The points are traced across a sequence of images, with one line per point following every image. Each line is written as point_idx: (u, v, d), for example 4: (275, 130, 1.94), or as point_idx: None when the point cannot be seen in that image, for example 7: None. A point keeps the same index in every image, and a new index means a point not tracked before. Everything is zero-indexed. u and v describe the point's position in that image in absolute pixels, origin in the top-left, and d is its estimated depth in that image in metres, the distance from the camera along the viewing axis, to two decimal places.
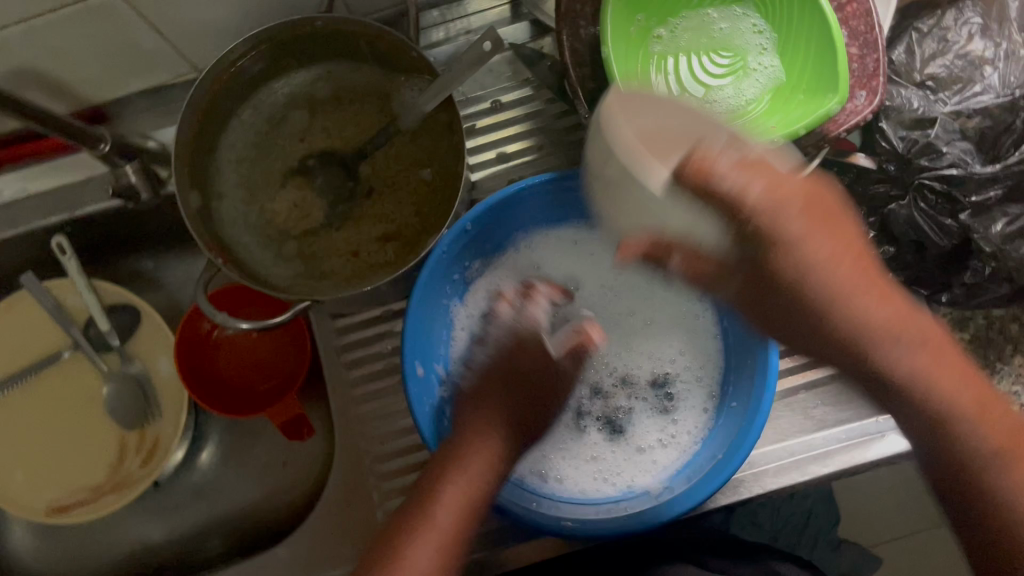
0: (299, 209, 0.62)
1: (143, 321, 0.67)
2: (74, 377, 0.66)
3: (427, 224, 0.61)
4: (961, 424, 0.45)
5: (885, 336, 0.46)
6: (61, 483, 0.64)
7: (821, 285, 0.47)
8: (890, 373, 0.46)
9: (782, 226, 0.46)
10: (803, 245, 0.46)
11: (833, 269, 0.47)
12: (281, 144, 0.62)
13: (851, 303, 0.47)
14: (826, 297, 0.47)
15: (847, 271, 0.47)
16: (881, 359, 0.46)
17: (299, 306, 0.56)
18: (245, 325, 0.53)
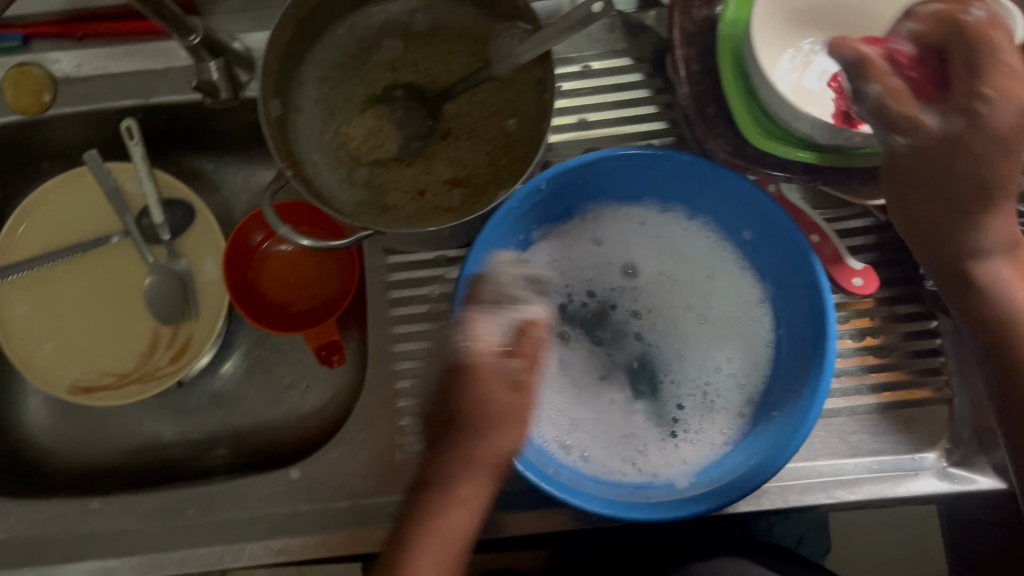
0: (373, 137, 0.60)
1: (196, 220, 0.66)
2: (120, 262, 0.66)
3: (499, 177, 0.59)
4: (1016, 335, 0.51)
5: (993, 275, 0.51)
6: (88, 364, 0.64)
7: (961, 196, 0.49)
8: (1004, 294, 0.51)
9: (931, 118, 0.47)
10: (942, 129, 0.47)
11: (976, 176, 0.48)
12: (367, 69, 0.61)
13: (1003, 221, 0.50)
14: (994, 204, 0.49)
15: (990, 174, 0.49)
16: (1011, 295, 0.50)
17: (363, 234, 0.55)
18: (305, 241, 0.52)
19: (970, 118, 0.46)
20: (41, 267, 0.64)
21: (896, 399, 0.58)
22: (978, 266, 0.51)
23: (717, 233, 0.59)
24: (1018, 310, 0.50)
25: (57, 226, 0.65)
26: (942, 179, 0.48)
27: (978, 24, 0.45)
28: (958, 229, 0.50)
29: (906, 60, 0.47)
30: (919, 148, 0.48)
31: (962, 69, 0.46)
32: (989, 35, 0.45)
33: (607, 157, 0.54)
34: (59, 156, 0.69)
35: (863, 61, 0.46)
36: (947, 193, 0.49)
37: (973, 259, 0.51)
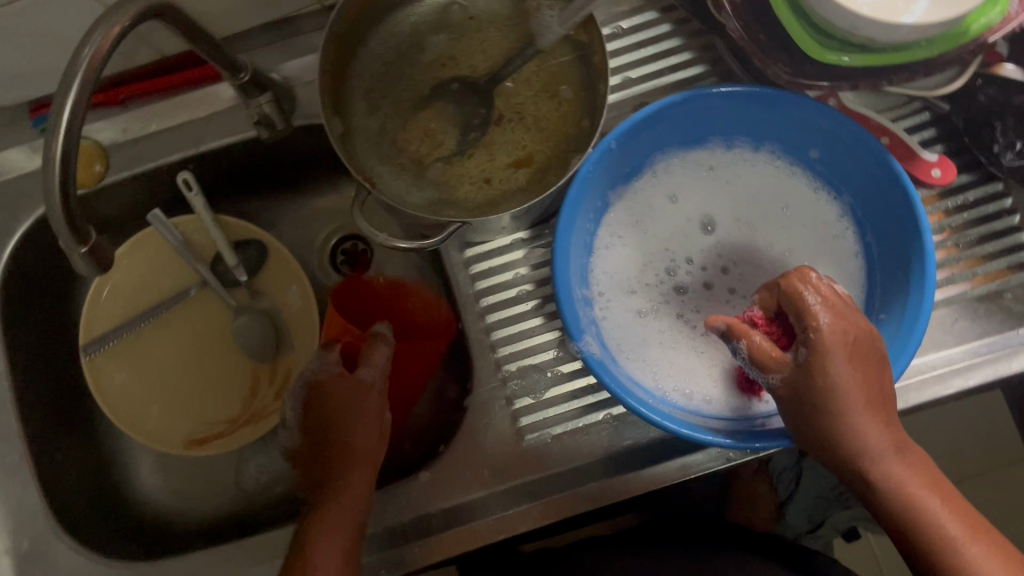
0: (430, 138, 0.61)
1: (270, 256, 0.67)
2: (206, 316, 0.67)
3: (562, 147, 0.60)
4: (914, 512, 0.46)
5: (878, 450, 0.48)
6: (197, 417, 0.65)
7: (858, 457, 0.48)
8: (895, 492, 0.47)
9: (829, 376, 0.47)
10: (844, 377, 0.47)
11: (866, 434, 0.47)
12: (409, 72, 0.61)
13: (886, 461, 0.47)
14: (869, 465, 0.48)
15: (879, 432, 0.48)
16: (923, 520, 0.46)
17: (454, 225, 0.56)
18: (404, 246, 0.56)
19: (801, 367, 0.48)
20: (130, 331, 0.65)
21: (988, 282, 0.60)
22: (875, 465, 0.48)
23: (784, 162, 0.60)
24: (932, 532, 0.45)
25: (138, 290, 0.66)
26: (821, 411, 0.48)
27: (802, 290, 0.49)
28: (848, 441, 0.48)
29: (761, 321, 0.52)
30: (780, 392, 0.50)
31: (796, 313, 0.49)
32: (800, 288, 0.49)
33: (668, 104, 0.55)
34: (117, 227, 0.70)
35: (731, 329, 0.50)
36: (821, 414, 0.48)
37: (874, 460, 0.48)
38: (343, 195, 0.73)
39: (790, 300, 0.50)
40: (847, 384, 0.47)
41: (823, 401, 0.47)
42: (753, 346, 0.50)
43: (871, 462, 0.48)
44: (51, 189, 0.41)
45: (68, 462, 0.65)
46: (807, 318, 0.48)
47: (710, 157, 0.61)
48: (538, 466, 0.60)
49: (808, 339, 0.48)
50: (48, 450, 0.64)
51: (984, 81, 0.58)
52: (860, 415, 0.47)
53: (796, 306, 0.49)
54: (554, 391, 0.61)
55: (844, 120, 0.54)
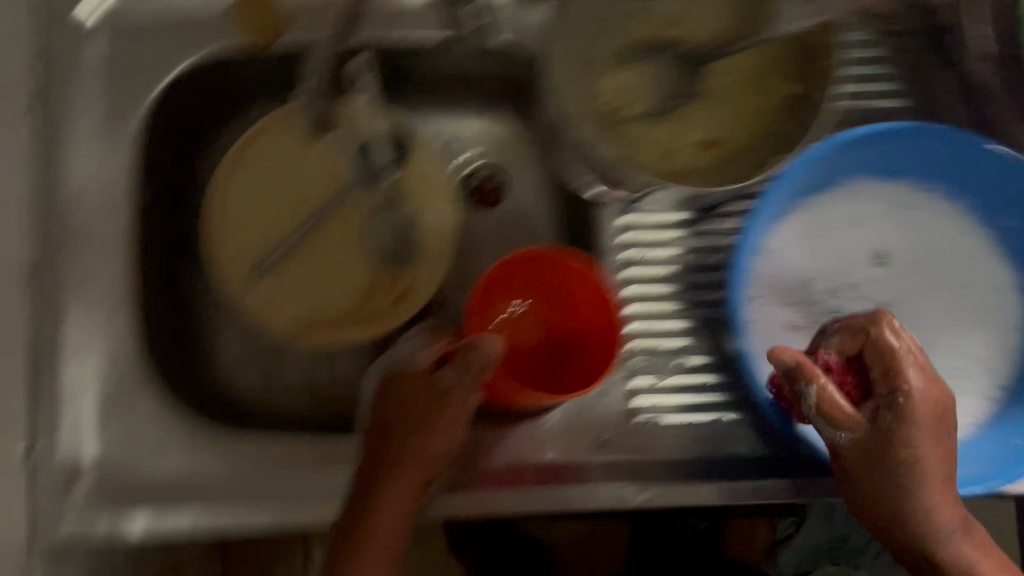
0: (625, 92, 0.58)
1: (418, 163, 0.64)
2: (340, 204, 0.64)
3: (757, 145, 0.57)
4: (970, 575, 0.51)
5: (926, 516, 0.51)
6: (309, 303, 0.63)
7: (927, 527, 0.51)
8: (957, 562, 0.52)
9: (904, 445, 0.50)
10: (918, 441, 0.50)
11: (930, 495, 0.51)
12: (623, 20, 0.58)
13: (943, 522, 0.51)
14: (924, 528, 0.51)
15: (950, 509, 0.51)
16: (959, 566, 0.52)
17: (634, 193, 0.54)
18: None
19: (879, 432, 0.51)
20: (269, 218, 0.63)
21: None
22: (943, 546, 0.52)
23: (969, 219, 0.59)
24: None
25: (278, 161, 0.63)
26: (903, 474, 0.50)
27: (882, 338, 0.52)
28: (917, 515, 0.51)
29: (836, 367, 0.54)
30: (845, 451, 0.52)
31: (874, 358, 0.53)
32: (888, 340, 0.52)
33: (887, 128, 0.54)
34: (264, 86, 0.67)
35: (799, 367, 0.52)
36: (893, 483, 0.51)
37: (942, 540, 0.52)
38: (491, 121, 0.71)
39: (876, 347, 0.52)
40: (927, 461, 0.50)
41: (899, 471, 0.50)
42: (822, 393, 0.51)
43: (931, 523, 0.51)
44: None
45: (165, 313, 0.63)
46: (898, 381, 0.51)
47: (897, 194, 0.59)
48: (640, 446, 0.59)
49: (896, 396, 0.51)
50: (149, 293, 0.62)
51: None
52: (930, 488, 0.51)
53: (880, 352, 0.52)
54: (673, 379, 0.60)
55: None
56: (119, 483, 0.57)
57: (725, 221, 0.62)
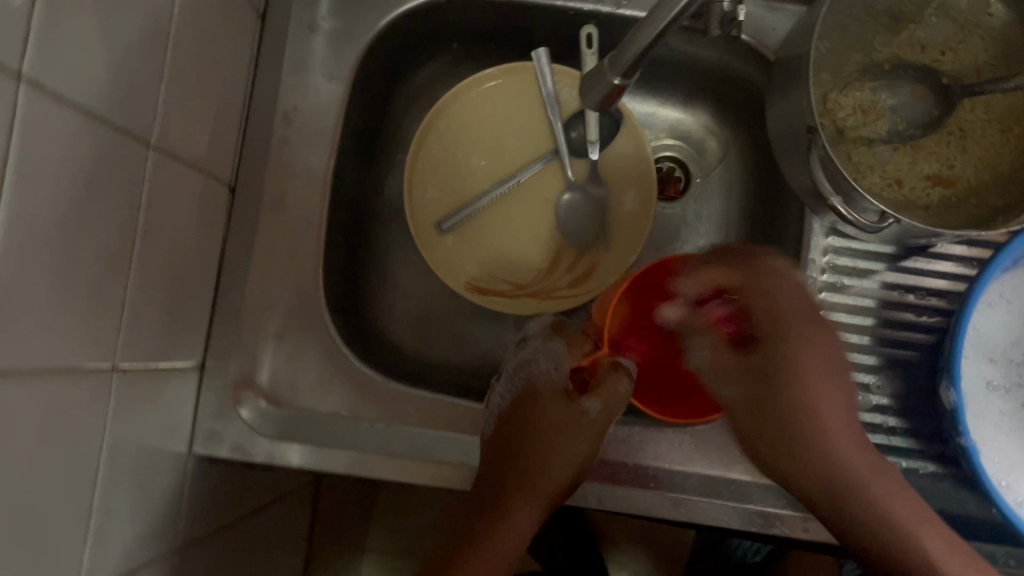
0: (865, 113, 0.57)
1: (624, 144, 0.62)
2: (540, 174, 0.63)
3: (993, 192, 0.55)
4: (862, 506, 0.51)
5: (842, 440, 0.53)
6: (488, 265, 0.62)
7: (834, 452, 0.53)
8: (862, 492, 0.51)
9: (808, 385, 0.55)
10: (792, 353, 0.56)
11: (834, 432, 0.54)
12: (878, 37, 0.57)
13: (888, 497, 0.51)
14: (869, 499, 0.51)
15: (844, 438, 0.54)
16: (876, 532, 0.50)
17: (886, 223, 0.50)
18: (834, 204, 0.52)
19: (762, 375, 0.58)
20: (465, 173, 0.63)
21: None
22: (850, 471, 0.52)
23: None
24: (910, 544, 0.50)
25: (486, 118, 0.63)
26: (809, 412, 0.55)
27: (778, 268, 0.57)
28: (832, 458, 0.53)
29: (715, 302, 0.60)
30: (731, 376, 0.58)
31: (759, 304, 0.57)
32: (771, 270, 0.56)
33: None
34: (481, 39, 0.66)
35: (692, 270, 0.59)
36: (819, 428, 0.54)
37: (837, 461, 0.53)
38: (688, 115, 0.69)
39: (765, 279, 0.56)
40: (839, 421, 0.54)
41: (814, 409, 0.55)
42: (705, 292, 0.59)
43: (842, 464, 0.52)
44: (649, 28, 0.38)
45: (344, 248, 0.63)
46: (777, 311, 0.56)
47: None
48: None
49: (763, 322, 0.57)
50: (335, 226, 0.61)
51: None
52: (834, 435, 0.54)
53: (766, 283, 0.56)
54: None
55: None
56: (284, 412, 0.58)
57: (934, 263, 0.60)
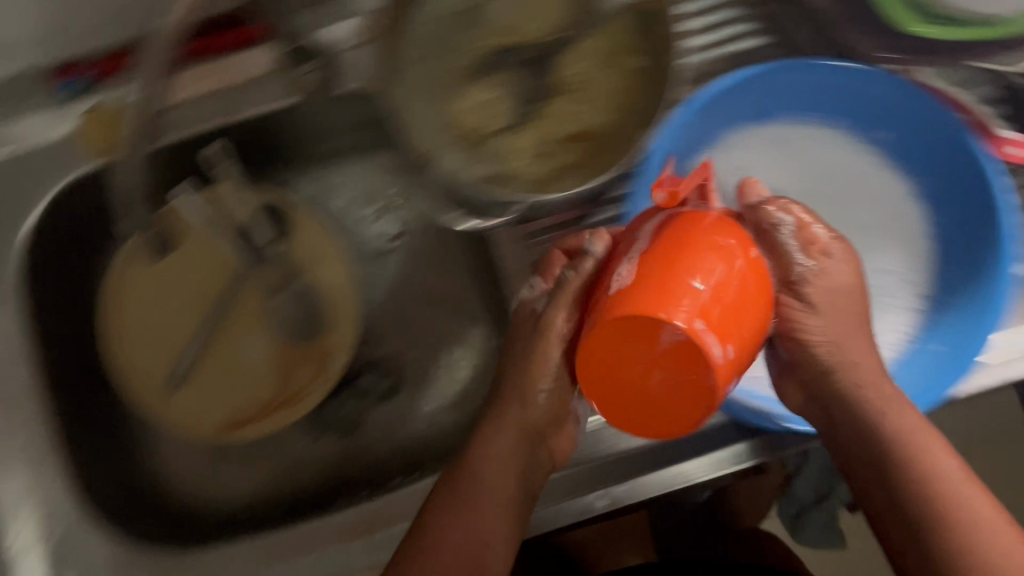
0: (484, 110, 0.59)
1: (291, 224, 0.64)
2: (240, 296, 0.64)
3: (626, 123, 0.57)
4: (924, 478, 0.43)
5: (931, 448, 0.44)
6: (228, 400, 0.62)
7: (887, 441, 0.45)
8: (934, 486, 0.43)
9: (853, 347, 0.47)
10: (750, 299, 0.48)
11: (888, 424, 0.45)
12: (463, 40, 0.58)
13: (964, 486, 0.43)
14: (932, 485, 0.43)
15: (932, 444, 0.44)
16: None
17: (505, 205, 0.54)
18: None
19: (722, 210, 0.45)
20: (169, 330, 0.63)
21: None
22: (928, 459, 0.44)
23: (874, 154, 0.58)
24: (961, 517, 0.42)
25: (162, 272, 0.63)
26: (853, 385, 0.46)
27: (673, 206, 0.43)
28: (898, 451, 0.44)
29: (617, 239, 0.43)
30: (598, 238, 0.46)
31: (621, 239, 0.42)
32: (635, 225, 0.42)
33: (746, 75, 0.54)
34: None
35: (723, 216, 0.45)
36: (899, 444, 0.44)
37: (929, 459, 0.44)
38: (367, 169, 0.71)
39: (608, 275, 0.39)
40: (916, 434, 0.44)
41: (890, 450, 0.44)
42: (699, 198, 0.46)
43: (925, 472, 0.43)
44: None
45: (100, 448, 0.61)
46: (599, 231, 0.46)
47: (796, 146, 0.58)
48: (630, 438, 0.55)
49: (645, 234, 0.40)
50: (76, 434, 0.60)
51: None
52: (964, 500, 0.42)
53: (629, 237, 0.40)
54: None
55: (915, 96, 0.54)
56: None
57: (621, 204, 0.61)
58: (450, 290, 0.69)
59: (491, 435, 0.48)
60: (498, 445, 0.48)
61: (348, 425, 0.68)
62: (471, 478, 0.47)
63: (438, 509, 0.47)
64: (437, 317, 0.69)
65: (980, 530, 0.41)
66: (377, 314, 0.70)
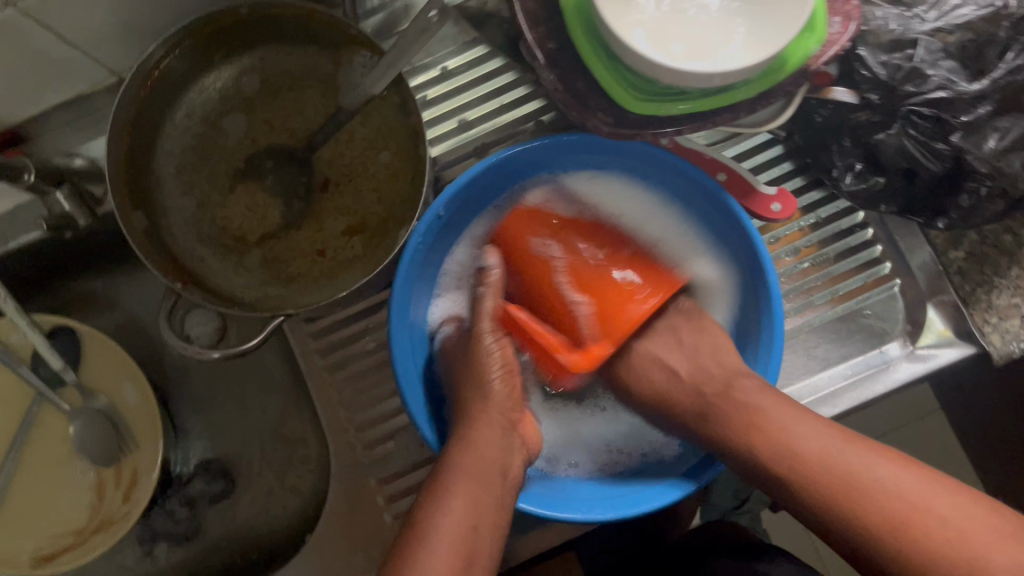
0: (253, 213, 0.57)
1: (84, 342, 0.62)
2: (41, 422, 0.63)
3: (395, 214, 0.56)
4: (859, 479, 0.44)
5: (830, 447, 0.46)
6: (43, 532, 0.61)
7: (803, 448, 0.47)
8: (828, 470, 0.45)
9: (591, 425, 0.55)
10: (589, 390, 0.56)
11: (794, 425, 0.48)
12: (221, 145, 0.57)
13: (898, 480, 0.44)
14: (863, 480, 0.44)
15: (807, 423, 0.48)
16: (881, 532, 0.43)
17: (273, 325, 0.53)
18: (218, 352, 0.51)
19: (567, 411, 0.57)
20: None
21: (847, 300, 0.59)
22: (792, 430, 0.48)
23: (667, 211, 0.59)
24: (876, 512, 0.43)
25: None
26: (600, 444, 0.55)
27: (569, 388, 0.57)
28: (769, 445, 0.48)
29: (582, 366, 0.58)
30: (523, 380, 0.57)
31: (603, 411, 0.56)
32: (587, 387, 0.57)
33: (497, 159, 0.52)
34: None
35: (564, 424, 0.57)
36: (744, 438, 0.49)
37: (848, 459, 0.45)
38: None
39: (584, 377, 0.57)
40: (794, 425, 0.48)
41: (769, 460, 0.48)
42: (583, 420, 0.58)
43: (810, 455, 0.46)
44: None
45: None
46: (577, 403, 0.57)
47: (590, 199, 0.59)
48: None
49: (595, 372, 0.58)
50: None
51: (817, 101, 0.54)
52: (836, 454, 0.46)
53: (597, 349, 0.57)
54: (419, 459, 0.60)
55: (678, 160, 0.52)
56: None
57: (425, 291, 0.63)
58: (272, 378, 0.69)
59: (477, 429, 0.50)
60: (478, 439, 0.49)
61: (185, 532, 0.66)
62: (445, 469, 0.47)
63: (429, 495, 0.45)
64: (272, 405, 0.69)
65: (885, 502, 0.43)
66: (207, 411, 0.69)
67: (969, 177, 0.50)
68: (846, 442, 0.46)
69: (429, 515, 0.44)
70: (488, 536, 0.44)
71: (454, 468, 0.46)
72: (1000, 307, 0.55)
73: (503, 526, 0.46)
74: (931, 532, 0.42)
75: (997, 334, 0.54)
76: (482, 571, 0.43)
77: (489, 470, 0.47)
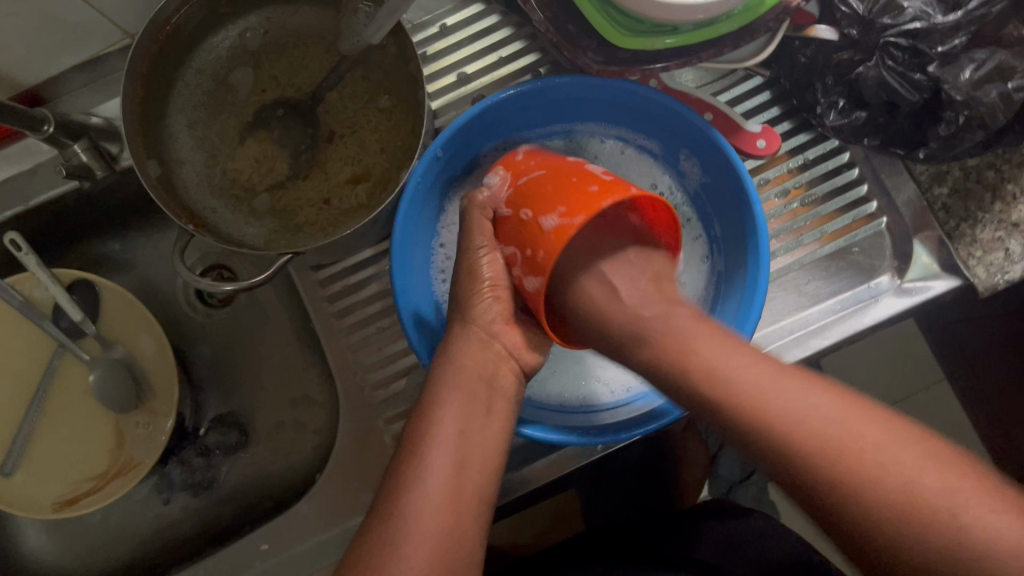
0: (262, 164, 0.60)
1: (103, 295, 0.65)
2: (62, 373, 0.65)
3: (396, 159, 0.59)
4: (797, 414, 0.39)
5: (763, 391, 0.41)
6: (63, 479, 0.63)
7: (734, 384, 0.42)
8: (761, 416, 0.40)
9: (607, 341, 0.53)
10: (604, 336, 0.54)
11: (728, 360, 0.43)
12: (231, 100, 0.60)
13: (853, 425, 0.38)
14: (816, 425, 0.38)
15: (742, 359, 0.43)
16: (889, 521, 0.35)
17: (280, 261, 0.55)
18: (230, 288, 0.54)
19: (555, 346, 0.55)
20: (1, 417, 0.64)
21: (836, 239, 0.60)
22: (715, 363, 0.43)
23: (655, 161, 0.62)
24: (816, 450, 0.38)
25: None
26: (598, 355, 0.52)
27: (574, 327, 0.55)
28: (698, 379, 0.44)
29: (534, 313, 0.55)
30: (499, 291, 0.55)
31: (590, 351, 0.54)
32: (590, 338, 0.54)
33: (492, 101, 0.55)
34: None
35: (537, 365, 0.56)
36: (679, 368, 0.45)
37: (762, 401, 0.40)
38: None
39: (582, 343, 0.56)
40: (725, 365, 0.43)
41: (703, 396, 0.43)
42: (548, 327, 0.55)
43: (731, 385, 0.42)
44: None
45: None
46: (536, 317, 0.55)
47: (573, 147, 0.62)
48: None
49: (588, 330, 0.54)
50: None
51: (801, 42, 0.56)
52: (773, 403, 0.40)
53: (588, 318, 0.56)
54: None
55: (663, 97, 0.54)
56: None
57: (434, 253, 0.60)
58: (282, 334, 0.72)
59: (460, 346, 0.52)
60: (457, 354, 0.51)
61: (199, 483, 0.69)
62: (432, 389, 0.48)
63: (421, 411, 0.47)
64: (282, 359, 0.71)
65: (818, 443, 0.38)
66: (221, 366, 0.72)
67: (946, 106, 0.51)
68: (783, 377, 0.41)
69: (423, 431, 0.46)
70: (481, 448, 0.46)
71: (441, 385, 0.48)
72: (984, 240, 0.56)
73: (496, 440, 0.47)
74: (855, 457, 0.37)
75: (982, 266, 0.55)
76: (475, 479, 0.45)
77: (475, 382, 0.49)
